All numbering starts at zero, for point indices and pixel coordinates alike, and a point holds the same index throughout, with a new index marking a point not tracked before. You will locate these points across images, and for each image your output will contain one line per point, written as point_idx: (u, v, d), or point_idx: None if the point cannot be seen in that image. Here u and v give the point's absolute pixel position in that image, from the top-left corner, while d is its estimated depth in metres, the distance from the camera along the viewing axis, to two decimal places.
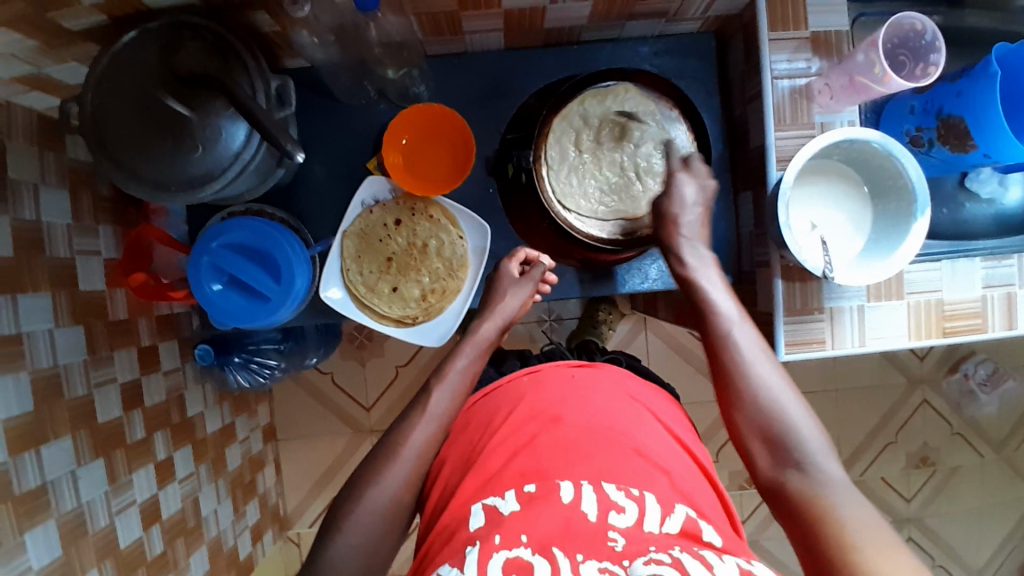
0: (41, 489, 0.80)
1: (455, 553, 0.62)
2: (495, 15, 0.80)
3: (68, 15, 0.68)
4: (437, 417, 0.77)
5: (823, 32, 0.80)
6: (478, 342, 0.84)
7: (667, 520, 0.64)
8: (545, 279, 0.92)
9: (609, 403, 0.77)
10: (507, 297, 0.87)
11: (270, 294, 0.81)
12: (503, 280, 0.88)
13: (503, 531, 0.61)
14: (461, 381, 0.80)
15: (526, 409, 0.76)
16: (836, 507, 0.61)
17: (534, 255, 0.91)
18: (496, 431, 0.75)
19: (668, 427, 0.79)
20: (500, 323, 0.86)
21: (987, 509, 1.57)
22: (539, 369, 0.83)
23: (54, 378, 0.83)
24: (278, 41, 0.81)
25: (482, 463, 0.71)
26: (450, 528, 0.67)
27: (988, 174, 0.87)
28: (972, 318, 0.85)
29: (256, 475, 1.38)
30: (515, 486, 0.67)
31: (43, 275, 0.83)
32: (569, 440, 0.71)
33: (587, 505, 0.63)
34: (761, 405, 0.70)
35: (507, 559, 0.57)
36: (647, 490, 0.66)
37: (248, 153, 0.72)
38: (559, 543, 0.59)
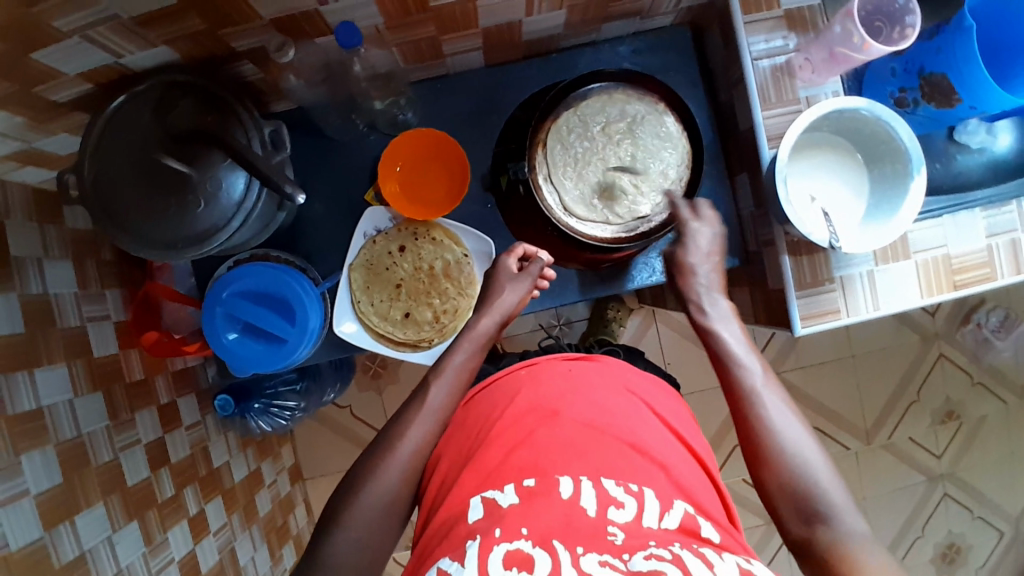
0: (81, 560, 0.79)
1: (454, 547, 0.62)
2: (473, 34, 0.81)
3: (54, 87, 0.69)
4: (436, 411, 0.77)
5: (797, 9, 0.81)
6: (475, 339, 0.82)
7: (665, 516, 0.64)
8: (544, 275, 0.90)
9: (606, 398, 0.77)
10: (504, 293, 0.84)
11: (287, 336, 0.81)
12: (499, 274, 0.86)
13: (504, 524, 0.61)
14: (459, 377, 0.80)
15: (525, 403, 0.77)
16: (859, 559, 0.61)
17: (531, 250, 0.88)
18: (494, 429, 0.75)
19: (666, 421, 0.79)
20: (498, 319, 0.84)
21: (1018, 454, 1.56)
22: (537, 363, 0.84)
23: (80, 447, 0.83)
24: (263, 86, 0.82)
25: (480, 459, 0.71)
26: (449, 522, 0.67)
27: (976, 124, 0.88)
28: (980, 268, 0.86)
29: (288, 516, 1.37)
30: (514, 481, 0.67)
31: (57, 346, 0.84)
32: (569, 437, 0.71)
33: (586, 501, 0.64)
34: (788, 458, 0.68)
35: (507, 552, 0.58)
36: (645, 486, 0.66)
37: (251, 201, 0.73)
38: (560, 536, 0.60)
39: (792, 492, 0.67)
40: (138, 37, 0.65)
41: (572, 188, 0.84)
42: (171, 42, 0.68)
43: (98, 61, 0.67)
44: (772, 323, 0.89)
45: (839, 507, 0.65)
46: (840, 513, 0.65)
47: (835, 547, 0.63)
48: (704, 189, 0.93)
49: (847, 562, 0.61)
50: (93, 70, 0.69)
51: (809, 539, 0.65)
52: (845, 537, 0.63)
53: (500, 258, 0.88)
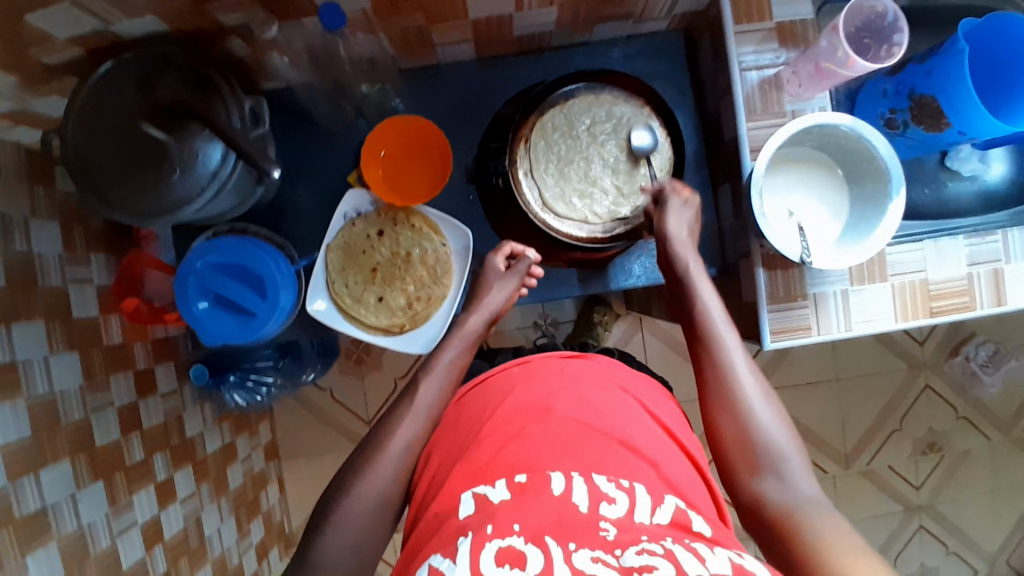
0: (42, 513, 0.80)
1: (446, 543, 0.61)
2: (464, 26, 0.81)
3: (46, 50, 0.69)
4: (426, 410, 0.78)
5: (789, 22, 0.81)
6: (466, 336, 0.84)
7: (657, 511, 0.63)
8: (532, 273, 0.91)
9: (598, 394, 0.77)
10: (493, 290, 0.87)
11: (257, 310, 0.82)
12: (489, 273, 0.89)
13: (496, 520, 0.61)
14: (450, 373, 0.81)
15: (516, 400, 0.76)
16: (806, 517, 0.63)
17: (520, 248, 0.91)
18: (486, 423, 0.75)
19: (655, 416, 0.79)
20: (486, 316, 0.87)
21: (999, 490, 1.55)
22: (531, 360, 0.83)
23: (50, 404, 0.84)
24: (254, 63, 0.83)
25: (471, 455, 0.71)
26: (440, 517, 0.67)
27: (968, 152, 0.88)
28: (959, 296, 0.85)
29: (260, 493, 1.38)
30: (506, 476, 0.67)
31: (36, 303, 0.84)
32: (559, 432, 0.71)
33: (578, 497, 0.64)
34: (752, 416, 0.72)
35: (499, 550, 0.58)
36: (636, 482, 0.66)
37: (225, 170, 0.74)
38: (552, 533, 0.59)
39: (751, 451, 0.70)
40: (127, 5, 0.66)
41: (551, 185, 0.84)
42: (160, 12, 0.69)
43: (88, 26, 0.68)
44: (745, 336, 0.89)
45: (793, 466, 0.68)
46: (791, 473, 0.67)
47: (784, 502, 0.65)
48: None
49: (796, 516, 0.63)
50: (84, 36, 0.70)
51: (759, 493, 0.67)
52: (796, 495, 0.66)
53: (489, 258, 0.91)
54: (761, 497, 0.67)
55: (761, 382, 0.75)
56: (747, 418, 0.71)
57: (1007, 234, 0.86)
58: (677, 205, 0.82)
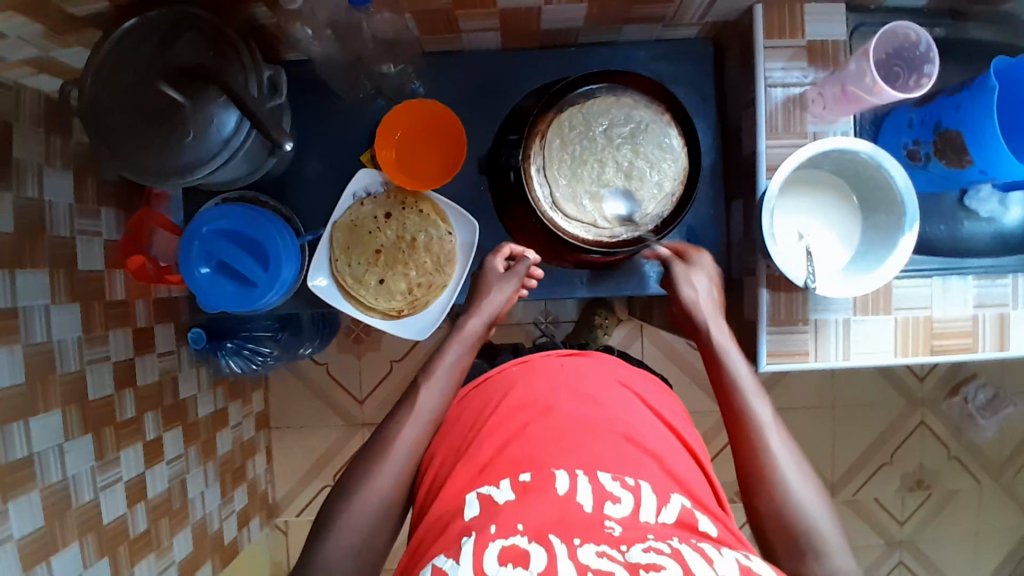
0: (28, 460, 0.81)
1: (450, 544, 0.61)
2: (492, 15, 0.81)
3: (73, 1, 0.69)
4: (428, 415, 0.77)
5: (819, 41, 0.80)
6: (466, 339, 0.84)
7: (663, 510, 0.63)
8: (532, 275, 0.91)
9: (599, 391, 0.77)
10: (492, 293, 0.86)
11: (258, 281, 0.82)
12: (488, 275, 0.88)
13: (499, 520, 0.61)
14: (451, 375, 0.81)
15: (517, 399, 0.76)
16: None
17: (519, 250, 0.90)
18: (487, 423, 0.74)
19: (658, 414, 0.78)
20: (486, 319, 0.86)
21: (983, 534, 1.54)
22: (530, 359, 0.83)
23: (47, 353, 0.85)
24: (278, 32, 0.83)
25: (473, 453, 0.71)
26: (443, 519, 0.66)
27: (989, 193, 0.86)
28: (961, 337, 0.84)
29: (247, 461, 1.39)
30: (510, 476, 0.66)
31: (42, 252, 0.85)
32: (562, 430, 0.71)
33: (582, 497, 0.63)
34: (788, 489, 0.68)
35: (503, 547, 0.57)
36: (641, 480, 0.66)
37: (238, 139, 0.74)
38: (556, 531, 0.59)
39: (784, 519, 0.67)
40: None
41: (562, 185, 0.84)
42: None
43: None
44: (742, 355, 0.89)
45: (835, 545, 0.65)
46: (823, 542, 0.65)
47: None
48: (699, 210, 0.93)
49: None
50: None
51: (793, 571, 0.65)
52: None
53: (488, 260, 0.90)
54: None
55: (795, 453, 0.72)
56: (783, 492, 0.68)
57: (1017, 278, 0.85)
58: (682, 270, 0.85)
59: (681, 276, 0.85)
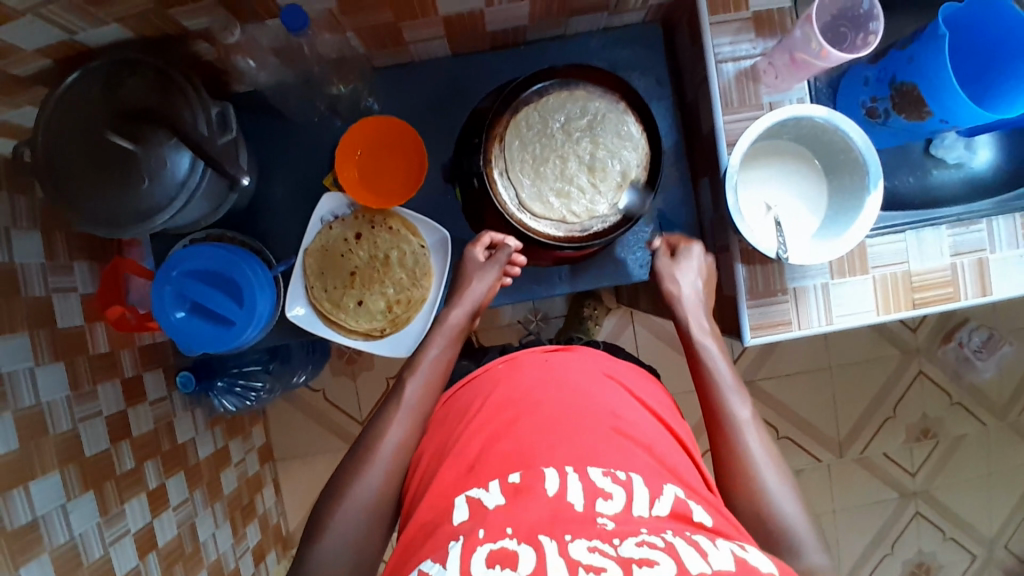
0: (33, 525, 0.80)
1: (437, 548, 0.60)
2: (436, 23, 0.80)
3: (13, 61, 0.69)
4: (413, 407, 0.79)
5: (765, 11, 0.80)
6: (448, 330, 0.85)
7: (655, 503, 0.63)
8: (513, 262, 0.89)
9: (585, 383, 0.77)
10: (473, 282, 0.87)
11: (234, 318, 0.81)
12: (467, 266, 0.88)
13: (487, 523, 0.60)
14: (433, 369, 0.83)
15: (500, 397, 0.76)
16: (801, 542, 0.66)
17: (500, 238, 0.88)
18: (472, 422, 0.74)
19: (644, 402, 0.79)
20: (469, 309, 0.87)
21: (995, 475, 1.54)
22: (515, 355, 0.83)
23: (36, 416, 0.84)
24: (225, 65, 0.82)
25: (459, 452, 0.71)
26: (432, 521, 0.65)
27: (954, 139, 0.86)
28: (942, 287, 0.84)
29: (255, 496, 1.39)
30: (498, 477, 0.66)
31: (19, 314, 0.84)
32: (550, 424, 0.70)
33: (573, 495, 0.62)
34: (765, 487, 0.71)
35: (492, 551, 0.56)
36: (633, 473, 0.66)
37: (194, 181, 0.73)
38: (546, 530, 0.58)
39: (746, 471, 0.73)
40: (88, 14, 0.65)
41: (526, 185, 0.84)
42: (123, 19, 0.68)
43: (52, 36, 0.67)
44: (727, 332, 0.89)
45: (810, 544, 0.68)
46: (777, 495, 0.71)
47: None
48: (668, 192, 0.93)
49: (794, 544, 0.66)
50: (50, 47, 0.69)
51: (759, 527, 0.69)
52: (809, 572, 0.66)
53: (468, 251, 0.89)
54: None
55: (772, 451, 0.75)
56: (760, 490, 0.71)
57: (992, 223, 0.85)
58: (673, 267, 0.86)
59: (671, 275, 0.86)
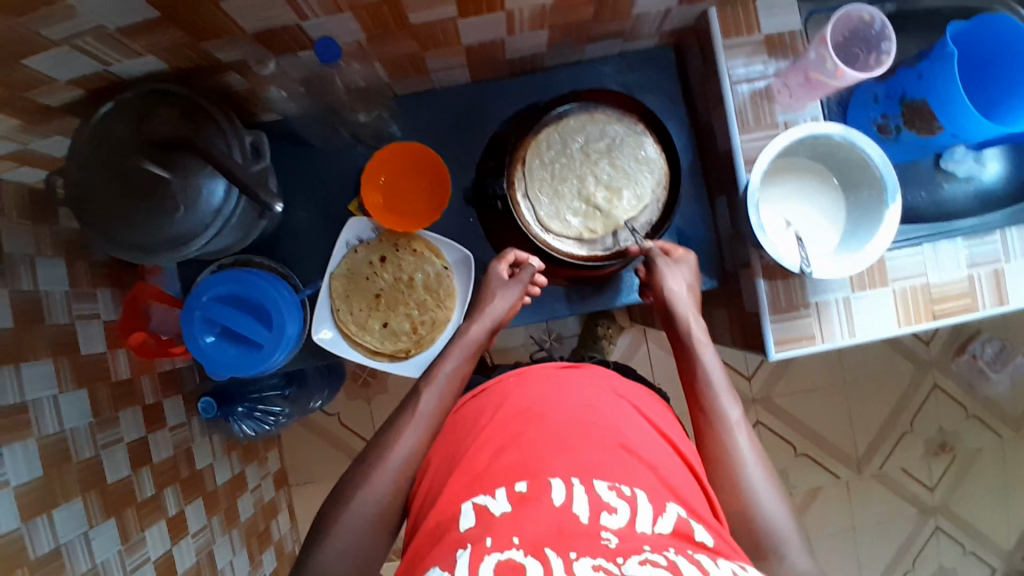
0: (55, 554, 0.80)
1: (445, 554, 0.61)
2: (457, 52, 0.83)
3: (48, 93, 0.70)
4: (427, 416, 0.79)
5: (776, 34, 0.82)
6: (467, 345, 0.84)
7: (659, 520, 0.62)
8: (534, 281, 0.90)
9: (595, 400, 0.77)
10: (496, 299, 0.86)
11: (263, 340, 0.82)
12: (490, 282, 0.88)
13: (494, 533, 0.60)
14: (450, 383, 0.82)
15: (510, 409, 0.76)
16: None
17: (523, 257, 0.89)
18: (482, 433, 0.74)
19: (652, 422, 0.78)
20: (489, 325, 0.86)
21: (1014, 488, 1.53)
22: (525, 369, 0.83)
23: (61, 443, 0.84)
24: (252, 95, 0.84)
25: (469, 463, 0.71)
26: (441, 527, 0.66)
27: (963, 152, 0.89)
28: (960, 298, 0.85)
29: (270, 522, 1.38)
30: (505, 486, 0.66)
31: (44, 343, 0.85)
32: (556, 437, 0.71)
33: (578, 507, 0.62)
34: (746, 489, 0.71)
35: (498, 561, 0.56)
36: (638, 490, 0.65)
37: (228, 209, 0.75)
38: (551, 543, 0.58)
39: (750, 519, 0.69)
40: (125, 47, 0.67)
41: (547, 203, 0.86)
42: (158, 52, 0.70)
43: (88, 68, 0.69)
44: (749, 347, 0.90)
45: (793, 547, 0.67)
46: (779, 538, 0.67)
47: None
48: (685, 211, 0.95)
49: None
50: (83, 77, 0.71)
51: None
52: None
53: (492, 266, 0.89)
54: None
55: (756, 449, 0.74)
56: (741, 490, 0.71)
57: (1006, 233, 0.86)
58: (667, 265, 0.85)
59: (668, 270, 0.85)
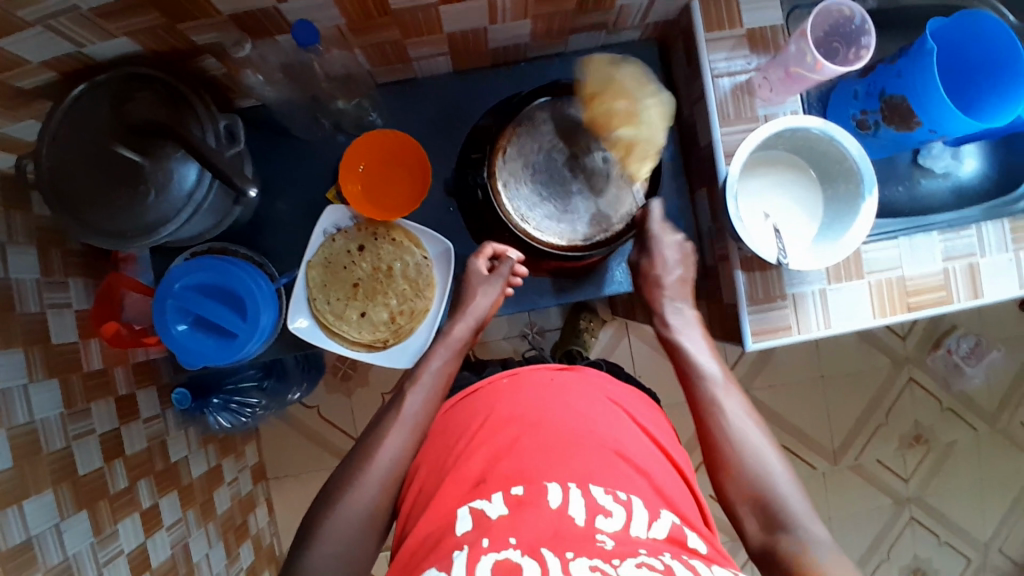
0: (26, 545, 0.78)
1: (441, 557, 0.61)
2: (439, 40, 0.82)
3: (19, 75, 0.68)
4: (412, 420, 0.79)
5: (759, 29, 0.82)
6: (451, 343, 0.86)
7: (653, 525, 0.65)
8: (516, 273, 0.90)
9: (589, 404, 0.78)
10: (477, 297, 0.88)
11: (238, 331, 0.81)
12: (472, 279, 0.89)
13: (491, 535, 0.61)
14: (436, 381, 0.82)
15: (505, 412, 0.76)
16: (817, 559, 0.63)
17: (501, 248, 0.90)
18: (475, 437, 0.75)
19: (646, 429, 0.79)
20: (473, 323, 0.87)
21: (986, 480, 1.56)
22: (518, 371, 0.83)
23: (31, 434, 0.82)
24: (230, 81, 0.83)
25: (463, 469, 0.72)
26: (435, 534, 0.66)
27: (940, 149, 0.90)
28: (935, 291, 0.86)
29: (248, 515, 1.36)
30: (501, 489, 0.67)
31: (13, 332, 0.83)
32: (551, 443, 0.72)
33: (575, 511, 0.64)
34: (751, 467, 0.72)
35: (495, 561, 0.57)
36: (633, 495, 0.67)
37: (200, 194, 0.73)
38: (549, 545, 0.59)
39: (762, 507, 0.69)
40: (97, 29, 0.66)
41: (530, 190, 0.86)
42: (132, 34, 0.68)
43: (59, 51, 0.67)
44: (728, 340, 0.90)
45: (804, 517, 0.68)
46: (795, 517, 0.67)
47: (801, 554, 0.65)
48: (666, 204, 0.95)
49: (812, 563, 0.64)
50: (56, 59, 0.69)
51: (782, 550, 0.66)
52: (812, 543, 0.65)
53: (472, 263, 0.91)
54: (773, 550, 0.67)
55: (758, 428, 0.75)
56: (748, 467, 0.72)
57: (982, 228, 0.87)
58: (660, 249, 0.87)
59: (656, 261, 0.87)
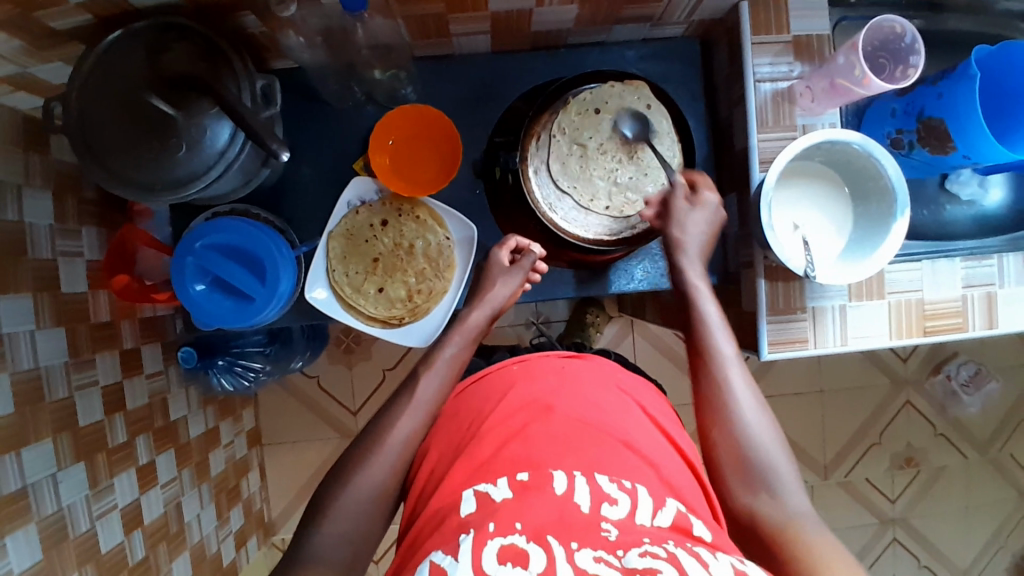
0: (22, 493, 0.77)
1: (447, 540, 0.61)
2: (483, 19, 0.80)
3: (55, 15, 0.67)
4: (425, 405, 0.78)
5: (804, 37, 0.82)
6: (468, 330, 0.85)
7: (658, 514, 0.64)
8: (534, 270, 0.91)
9: (598, 395, 0.78)
10: (496, 286, 0.87)
11: (255, 295, 0.80)
12: (492, 269, 0.88)
13: (497, 518, 0.61)
14: (450, 367, 0.82)
15: (516, 397, 0.76)
16: (801, 536, 0.64)
17: (524, 243, 0.90)
18: (486, 420, 0.75)
19: (655, 420, 0.79)
20: (489, 311, 0.87)
21: (971, 509, 1.58)
22: (529, 358, 0.83)
23: (35, 381, 0.81)
24: (266, 39, 0.81)
25: (472, 450, 0.72)
26: (440, 513, 0.67)
27: (969, 175, 0.89)
28: (952, 317, 0.87)
29: (241, 479, 1.36)
30: (508, 474, 0.67)
31: (25, 277, 0.81)
32: (560, 432, 0.71)
33: (580, 497, 0.64)
34: (742, 432, 0.72)
35: (502, 547, 0.57)
36: (638, 484, 0.67)
37: (233, 152, 0.72)
38: (554, 532, 0.59)
39: (746, 465, 0.70)
40: None
41: (558, 178, 0.84)
42: None
43: None
44: (742, 346, 0.91)
45: (784, 483, 0.68)
46: (782, 485, 0.68)
47: (777, 522, 0.66)
48: None
49: (790, 535, 0.64)
50: (95, 3, 0.67)
51: (752, 509, 0.68)
52: (788, 512, 0.67)
53: (494, 253, 0.90)
54: (752, 515, 0.68)
55: (754, 386, 0.75)
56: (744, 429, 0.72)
57: (1003, 258, 0.87)
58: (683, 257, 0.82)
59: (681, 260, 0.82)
